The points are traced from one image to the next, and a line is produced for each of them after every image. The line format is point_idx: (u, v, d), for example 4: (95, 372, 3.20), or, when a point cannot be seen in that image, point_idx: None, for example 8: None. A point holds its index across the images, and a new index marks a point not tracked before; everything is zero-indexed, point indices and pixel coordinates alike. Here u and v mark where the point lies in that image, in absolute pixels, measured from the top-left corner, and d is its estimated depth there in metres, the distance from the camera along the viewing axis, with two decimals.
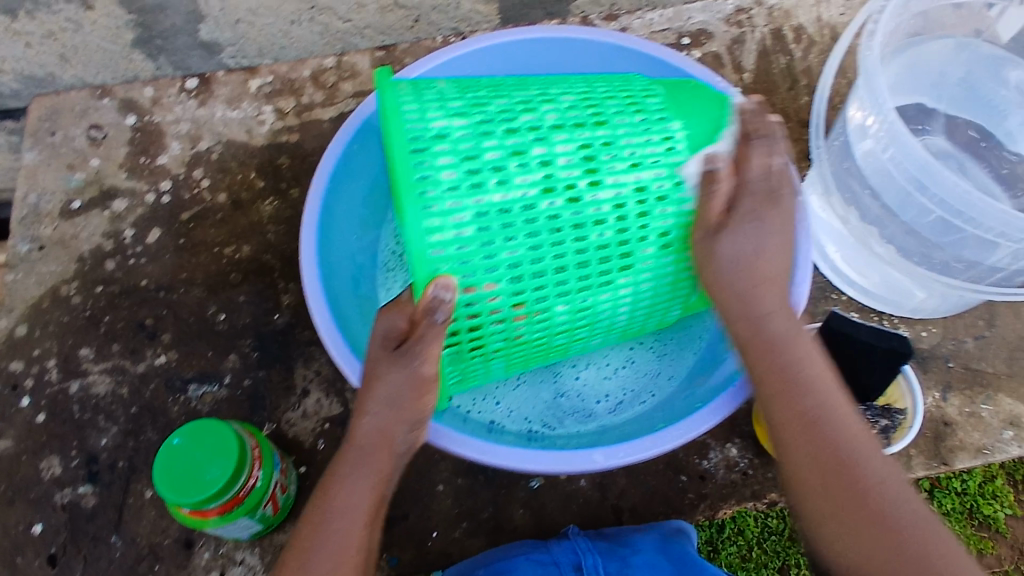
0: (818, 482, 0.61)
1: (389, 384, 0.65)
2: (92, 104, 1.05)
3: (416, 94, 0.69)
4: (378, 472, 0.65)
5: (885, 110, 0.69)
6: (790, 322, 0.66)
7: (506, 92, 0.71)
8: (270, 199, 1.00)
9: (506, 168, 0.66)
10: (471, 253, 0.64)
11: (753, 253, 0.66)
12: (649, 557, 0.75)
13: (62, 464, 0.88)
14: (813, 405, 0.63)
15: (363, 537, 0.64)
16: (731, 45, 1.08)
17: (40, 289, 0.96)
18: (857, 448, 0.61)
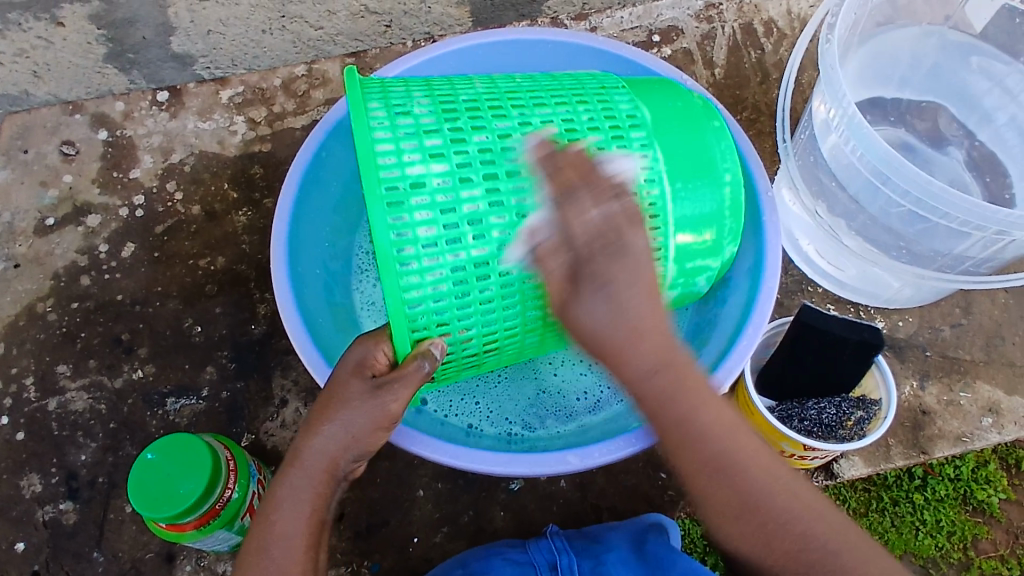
0: (738, 529, 0.56)
1: (348, 411, 0.62)
2: (64, 120, 1.05)
3: (388, 121, 0.64)
4: (321, 494, 0.63)
5: (846, 104, 0.69)
6: (663, 369, 0.55)
7: (484, 114, 0.67)
8: (244, 210, 0.99)
9: (485, 221, 0.64)
10: (448, 307, 0.64)
11: (617, 316, 0.53)
12: (622, 556, 0.74)
13: (42, 481, 0.88)
14: (718, 449, 0.55)
15: (306, 559, 0.63)
16: (702, 41, 1.08)
17: (16, 308, 0.96)
18: (764, 488, 0.56)
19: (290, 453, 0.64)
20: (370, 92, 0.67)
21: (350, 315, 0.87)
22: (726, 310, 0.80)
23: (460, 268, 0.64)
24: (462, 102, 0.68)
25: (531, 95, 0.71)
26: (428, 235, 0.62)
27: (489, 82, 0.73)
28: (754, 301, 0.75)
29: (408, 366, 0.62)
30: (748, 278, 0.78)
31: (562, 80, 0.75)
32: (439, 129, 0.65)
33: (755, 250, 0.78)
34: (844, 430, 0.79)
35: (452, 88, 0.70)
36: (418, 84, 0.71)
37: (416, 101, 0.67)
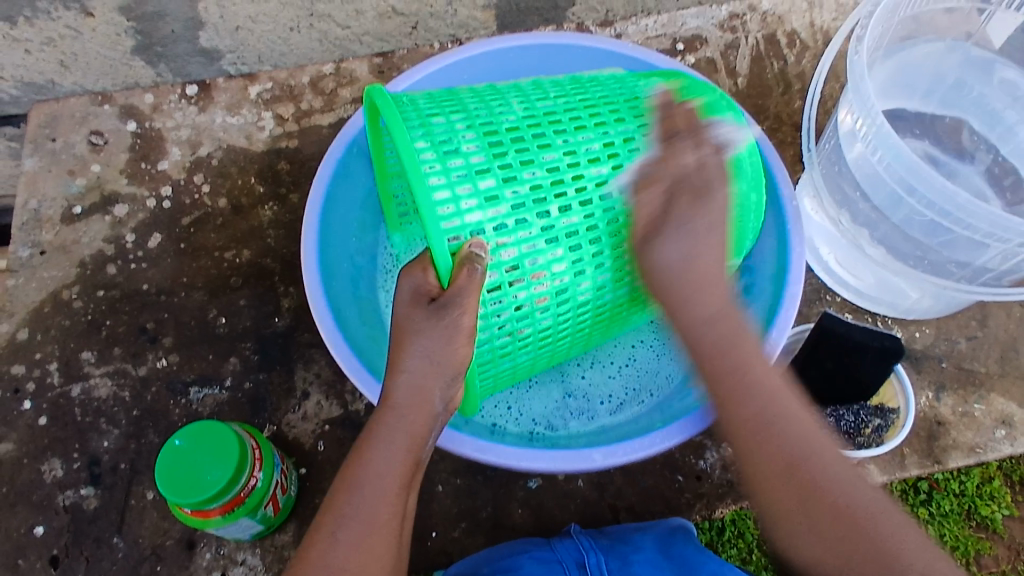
0: (778, 481, 0.60)
1: (421, 339, 0.63)
2: (92, 111, 1.06)
3: (439, 164, 0.63)
4: (415, 435, 0.63)
5: (874, 114, 0.70)
6: (732, 321, 0.66)
7: (529, 146, 0.67)
8: (270, 204, 1.01)
9: (543, 256, 0.66)
10: (507, 332, 0.68)
11: (692, 247, 0.66)
12: (650, 556, 0.75)
13: (64, 466, 0.89)
14: (767, 404, 0.62)
15: (396, 498, 0.62)
16: (725, 50, 1.09)
17: (40, 294, 0.97)
18: (813, 448, 0.60)
19: (381, 399, 0.65)
20: (412, 126, 0.65)
21: (376, 309, 0.87)
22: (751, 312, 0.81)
23: (520, 303, 0.66)
24: (504, 131, 0.67)
25: (569, 113, 0.70)
26: (491, 277, 0.64)
27: (522, 98, 0.71)
28: (778, 305, 0.76)
29: (459, 275, 0.59)
30: (771, 280, 0.79)
31: (593, 88, 0.74)
32: (489, 167, 0.65)
33: (777, 253, 0.80)
34: (861, 437, 0.82)
35: (492, 111, 0.69)
36: (454, 106, 0.69)
37: (461, 136, 0.66)
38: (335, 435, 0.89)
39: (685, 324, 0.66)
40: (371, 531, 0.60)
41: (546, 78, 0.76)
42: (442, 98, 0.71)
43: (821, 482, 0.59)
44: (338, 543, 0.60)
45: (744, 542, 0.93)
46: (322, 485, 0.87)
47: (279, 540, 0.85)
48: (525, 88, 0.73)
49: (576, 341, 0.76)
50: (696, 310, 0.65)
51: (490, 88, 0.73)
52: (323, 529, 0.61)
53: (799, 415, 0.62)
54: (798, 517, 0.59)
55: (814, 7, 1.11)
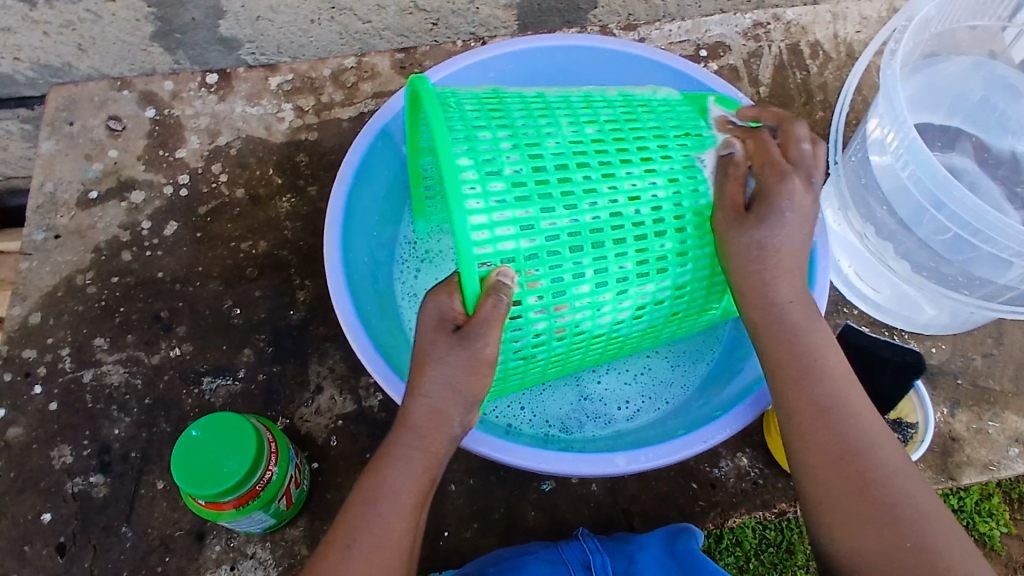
0: (828, 462, 0.59)
1: (442, 365, 0.61)
2: (111, 96, 1.05)
3: (480, 186, 0.61)
4: (431, 454, 0.62)
5: (906, 127, 0.70)
6: (808, 308, 0.64)
7: (572, 176, 0.65)
8: (288, 196, 1.00)
9: (567, 291, 0.65)
10: (524, 352, 0.68)
11: (792, 235, 0.63)
12: (654, 555, 0.74)
13: (74, 453, 0.88)
14: (843, 393, 0.61)
15: (411, 514, 0.61)
16: (748, 59, 1.09)
17: (54, 278, 0.96)
18: (858, 418, 0.60)
19: (398, 416, 0.63)
20: (457, 139, 0.63)
21: (394, 304, 0.87)
22: None
23: (539, 333, 0.66)
24: (548, 157, 0.66)
25: (614, 141, 0.68)
26: (515, 308, 0.63)
27: (571, 118, 0.69)
28: (802, 316, 0.76)
29: (484, 304, 0.58)
30: None
31: (642, 113, 0.72)
32: (527, 192, 0.63)
33: None
34: None
35: (538, 131, 0.67)
36: (501, 120, 0.67)
37: (505, 157, 0.64)
38: (349, 430, 0.89)
39: (759, 305, 0.64)
40: (386, 546, 0.60)
41: (596, 92, 0.74)
42: (489, 105, 0.69)
43: (872, 478, 0.58)
44: (352, 557, 0.59)
45: (741, 551, 1.03)
46: (335, 481, 0.87)
47: (289, 534, 0.85)
48: (575, 104, 0.71)
49: (588, 360, 0.76)
50: (771, 292, 0.63)
51: (539, 98, 0.71)
52: (337, 542, 0.60)
53: (847, 381, 0.62)
54: (846, 494, 0.58)
55: (837, 19, 1.11)
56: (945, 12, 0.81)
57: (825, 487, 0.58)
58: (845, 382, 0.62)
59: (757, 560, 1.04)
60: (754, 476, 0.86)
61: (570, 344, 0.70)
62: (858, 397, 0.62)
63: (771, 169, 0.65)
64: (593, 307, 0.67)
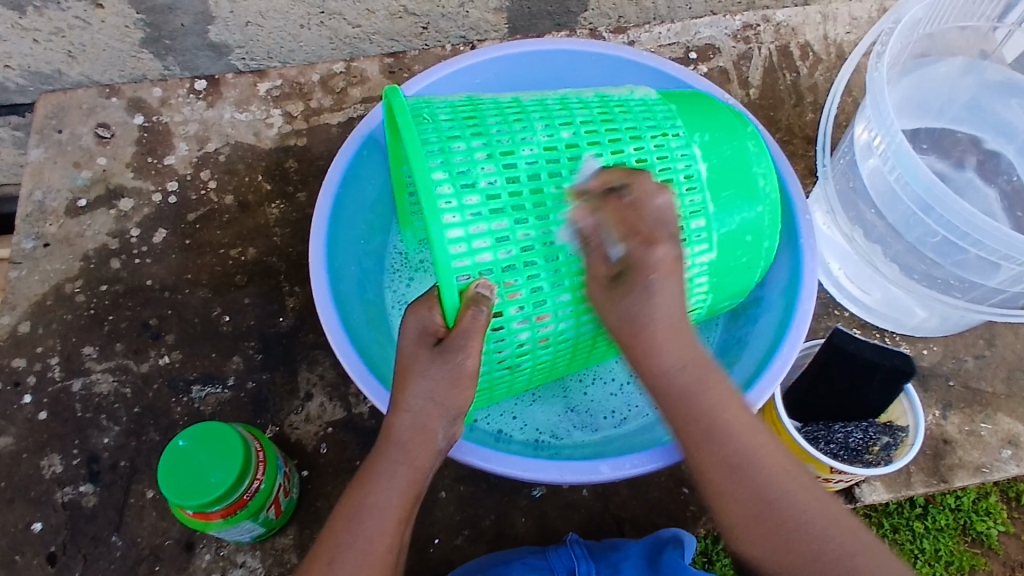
0: (750, 523, 0.58)
1: (424, 380, 0.61)
2: (100, 103, 1.05)
3: (455, 200, 0.61)
4: (417, 469, 0.62)
5: (892, 131, 0.70)
6: (694, 367, 0.60)
7: (548, 184, 0.64)
8: (277, 202, 1.00)
9: (547, 300, 0.64)
10: (509, 361, 0.67)
11: (666, 304, 0.59)
12: (637, 565, 0.73)
13: (63, 462, 0.88)
14: (741, 444, 0.59)
15: (398, 530, 0.61)
16: (738, 61, 1.08)
17: (43, 287, 0.96)
18: (760, 468, 0.58)
19: (383, 430, 0.63)
20: (431, 152, 0.62)
21: (383, 313, 0.87)
22: (758, 328, 0.81)
23: (523, 342, 0.66)
24: (523, 165, 0.64)
25: (590, 145, 0.67)
26: (497, 319, 0.63)
27: (547, 121, 0.67)
28: (790, 319, 0.75)
29: (463, 317, 0.57)
30: (783, 296, 0.78)
31: (619, 113, 0.70)
32: (503, 203, 0.62)
33: (791, 269, 0.78)
34: (869, 456, 0.80)
35: (514, 138, 0.66)
36: (475, 128, 0.65)
37: (480, 168, 0.63)
38: (338, 438, 0.88)
39: (652, 371, 0.61)
40: (369, 560, 0.59)
41: (572, 93, 0.73)
42: (463, 112, 0.67)
43: (795, 531, 0.57)
44: (338, 569, 0.59)
45: None
46: (325, 489, 0.86)
47: (279, 543, 0.84)
48: (550, 107, 0.70)
49: (573, 365, 0.76)
50: (654, 358, 0.60)
51: (514, 102, 0.70)
52: (321, 555, 0.60)
53: (745, 432, 0.60)
54: (768, 544, 0.57)
55: (827, 20, 1.11)
56: (934, 12, 0.80)
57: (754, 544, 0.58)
58: (742, 434, 0.59)
59: None
60: None
61: (556, 351, 0.70)
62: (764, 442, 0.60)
63: (631, 233, 0.58)
64: (575, 314, 0.67)
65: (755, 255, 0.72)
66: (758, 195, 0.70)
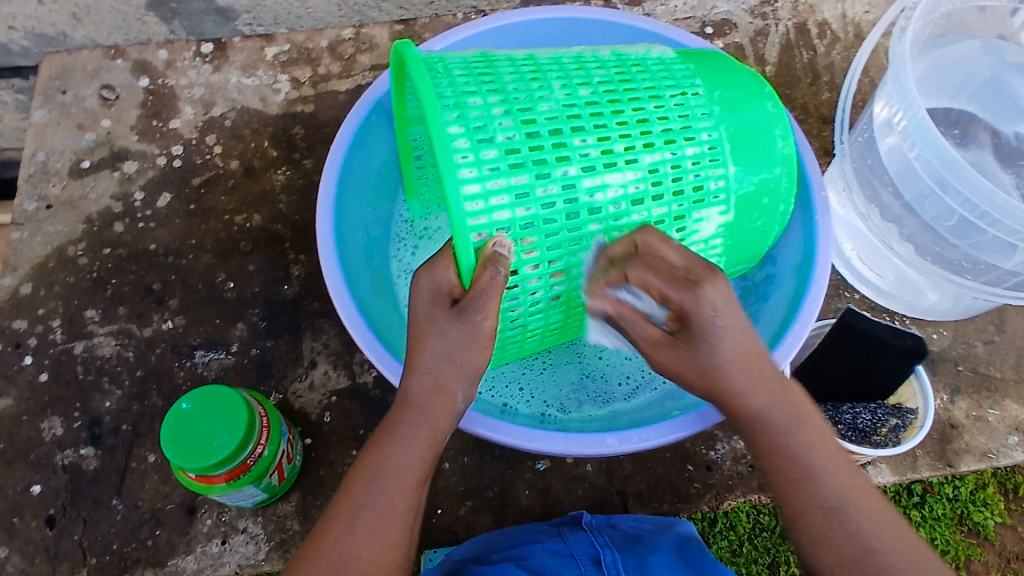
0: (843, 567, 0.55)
1: (443, 341, 0.59)
2: (104, 64, 1.03)
3: (472, 155, 0.59)
4: (436, 432, 0.60)
5: (914, 107, 0.68)
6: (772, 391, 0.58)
7: (568, 139, 0.63)
8: (283, 169, 0.99)
9: (565, 258, 0.64)
10: (523, 320, 0.67)
11: (731, 339, 0.57)
12: (666, 557, 0.70)
13: (64, 425, 0.87)
14: (831, 491, 0.56)
15: (414, 493, 0.61)
16: (755, 37, 1.07)
17: (45, 249, 0.95)
18: (859, 522, 0.55)
19: (398, 394, 0.61)
20: (446, 106, 0.60)
21: (389, 281, 0.85)
22: (770, 305, 0.79)
23: (536, 300, 0.66)
24: (541, 121, 0.63)
25: (609, 103, 0.66)
26: (513, 277, 0.63)
27: (564, 80, 0.66)
28: (803, 296, 0.74)
29: (480, 277, 0.57)
30: (797, 273, 0.77)
31: (637, 72, 0.69)
32: (521, 160, 0.61)
33: (805, 244, 0.77)
34: (878, 437, 0.81)
35: (531, 95, 0.64)
36: (491, 85, 0.64)
37: (497, 124, 0.61)
38: (342, 407, 0.88)
39: (736, 407, 0.58)
40: (389, 522, 0.59)
41: (589, 52, 0.71)
42: (478, 68, 0.66)
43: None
44: (356, 533, 0.59)
45: (735, 535, 1.02)
46: (327, 457, 0.86)
47: (281, 509, 0.84)
48: (567, 66, 0.68)
49: (584, 328, 0.76)
50: (735, 392, 0.57)
51: (530, 60, 0.68)
52: (338, 518, 0.59)
53: (838, 472, 0.57)
54: None
55: None
56: None
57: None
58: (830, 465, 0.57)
59: (750, 544, 1.03)
60: (750, 460, 0.85)
61: (568, 312, 0.70)
62: (856, 486, 0.57)
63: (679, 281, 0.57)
64: None
65: (771, 218, 0.72)
66: (774, 157, 0.69)
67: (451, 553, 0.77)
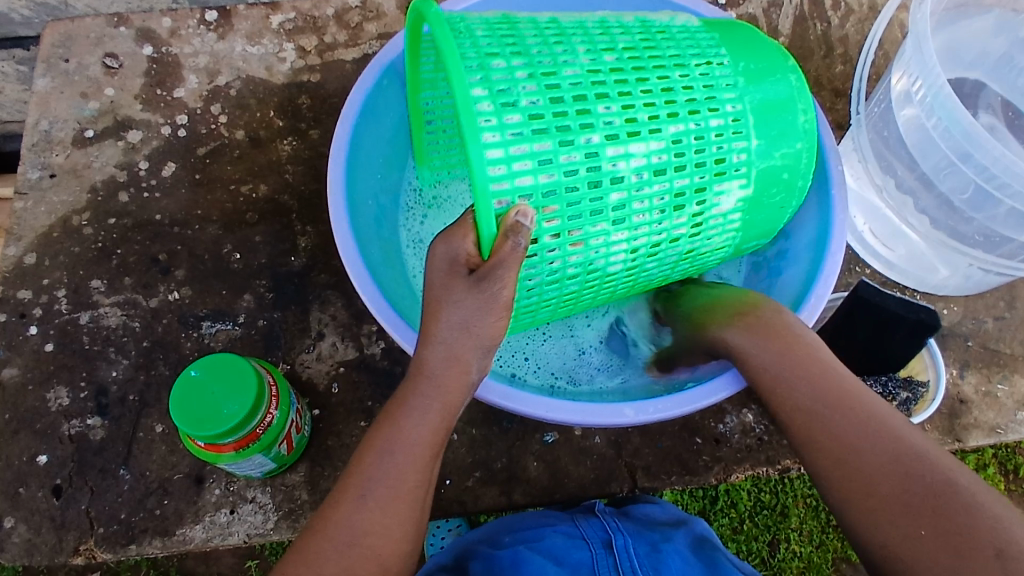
0: (881, 471, 0.54)
1: (458, 310, 0.59)
2: (108, 32, 1.02)
3: (495, 119, 0.58)
4: (449, 405, 0.60)
5: (934, 75, 0.67)
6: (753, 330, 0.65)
7: (592, 106, 0.62)
8: (289, 139, 0.97)
9: (586, 227, 0.63)
10: (539, 290, 0.66)
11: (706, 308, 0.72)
12: (678, 549, 0.72)
13: (70, 395, 0.87)
14: (810, 398, 0.59)
15: (426, 467, 0.59)
16: (768, 8, 1.05)
17: (50, 219, 0.94)
18: (839, 416, 0.57)
19: (413, 366, 0.60)
20: (469, 67, 0.59)
21: (398, 251, 0.85)
22: (784, 278, 0.79)
23: (553, 270, 0.65)
24: (565, 86, 0.62)
25: (634, 69, 0.65)
26: (531, 246, 0.62)
27: (588, 45, 0.65)
28: (819, 268, 0.73)
29: (502, 247, 0.55)
30: (811, 248, 0.76)
31: (662, 39, 0.68)
32: (544, 126, 0.60)
33: (820, 218, 0.76)
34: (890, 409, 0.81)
35: (555, 59, 0.63)
36: (515, 47, 0.62)
37: (521, 88, 0.60)
38: (350, 378, 0.88)
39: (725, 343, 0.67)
40: (400, 495, 0.58)
41: (612, 17, 0.70)
42: (501, 30, 0.64)
43: (871, 475, 0.54)
44: (366, 507, 0.57)
45: (736, 513, 1.03)
46: (336, 428, 0.86)
47: (289, 479, 0.84)
48: (591, 31, 0.67)
49: (601, 300, 0.75)
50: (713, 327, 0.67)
51: (553, 24, 0.67)
52: (349, 490, 0.58)
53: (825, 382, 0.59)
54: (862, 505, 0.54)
55: None
56: None
57: (886, 488, 0.54)
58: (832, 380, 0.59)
59: (751, 522, 1.04)
60: (759, 433, 0.85)
61: (583, 284, 0.69)
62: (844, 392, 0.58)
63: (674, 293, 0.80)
64: (606, 245, 0.66)
65: (789, 193, 0.71)
66: (796, 131, 0.68)
67: (465, 536, 0.78)
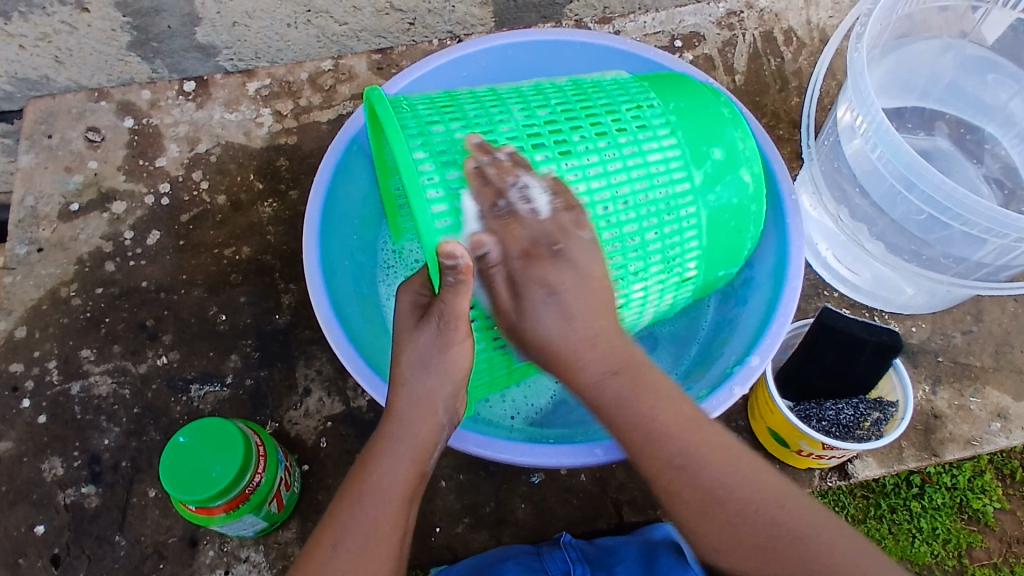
0: (717, 510, 0.58)
1: (416, 349, 0.63)
2: (89, 107, 1.05)
3: (437, 176, 0.63)
4: (420, 450, 0.62)
5: (873, 111, 0.70)
6: (619, 366, 0.62)
7: (529, 157, 0.67)
8: (270, 201, 1.00)
9: None
10: (507, 336, 0.68)
11: (555, 308, 0.62)
12: (631, 569, 0.74)
13: (64, 464, 0.88)
14: (652, 424, 0.60)
15: (401, 512, 0.60)
16: (723, 48, 1.09)
17: (39, 292, 0.96)
18: (676, 442, 0.60)
19: (384, 412, 0.63)
20: (411, 135, 0.65)
21: (377, 305, 0.88)
22: (748, 308, 0.82)
23: None
24: (503, 142, 0.67)
25: (568, 121, 0.69)
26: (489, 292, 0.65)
27: (522, 105, 0.70)
28: (779, 296, 0.76)
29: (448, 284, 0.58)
30: (770, 278, 0.80)
31: (593, 92, 0.72)
32: None
33: (777, 245, 0.80)
34: (861, 431, 0.81)
35: (492, 120, 0.68)
36: (454, 114, 0.68)
37: (460, 146, 0.65)
38: (338, 432, 0.89)
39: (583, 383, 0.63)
40: (375, 542, 0.59)
41: (546, 80, 0.75)
42: (441, 102, 0.70)
43: (705, 509, 0.58)
44: (340, 557, 0.58)
45: None
46: (326, 482, 0.87)
47: (283, 536, 0.85)
48: (526, 93, 0.72)
49: None
50: (549, 323, 0.62)
51: (490, 91, 0.72)
52: (324, 541, 0.59)
53: (657, 415, 0.61)
54: (708, 525, 0.58)
55: (810, 4, 1.12)
56: None
57: (725, 529, 0.58)
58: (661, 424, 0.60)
59: None
60: None
61: None
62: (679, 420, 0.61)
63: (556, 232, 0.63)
64: None
65: (743, 218, 0.73)
66: (736, 159, 0.72)
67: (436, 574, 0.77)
